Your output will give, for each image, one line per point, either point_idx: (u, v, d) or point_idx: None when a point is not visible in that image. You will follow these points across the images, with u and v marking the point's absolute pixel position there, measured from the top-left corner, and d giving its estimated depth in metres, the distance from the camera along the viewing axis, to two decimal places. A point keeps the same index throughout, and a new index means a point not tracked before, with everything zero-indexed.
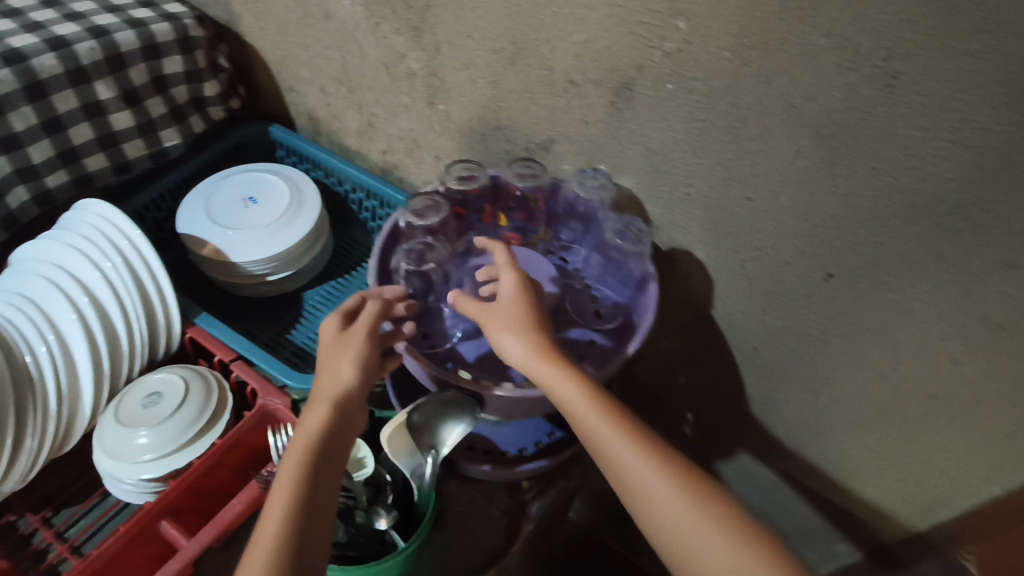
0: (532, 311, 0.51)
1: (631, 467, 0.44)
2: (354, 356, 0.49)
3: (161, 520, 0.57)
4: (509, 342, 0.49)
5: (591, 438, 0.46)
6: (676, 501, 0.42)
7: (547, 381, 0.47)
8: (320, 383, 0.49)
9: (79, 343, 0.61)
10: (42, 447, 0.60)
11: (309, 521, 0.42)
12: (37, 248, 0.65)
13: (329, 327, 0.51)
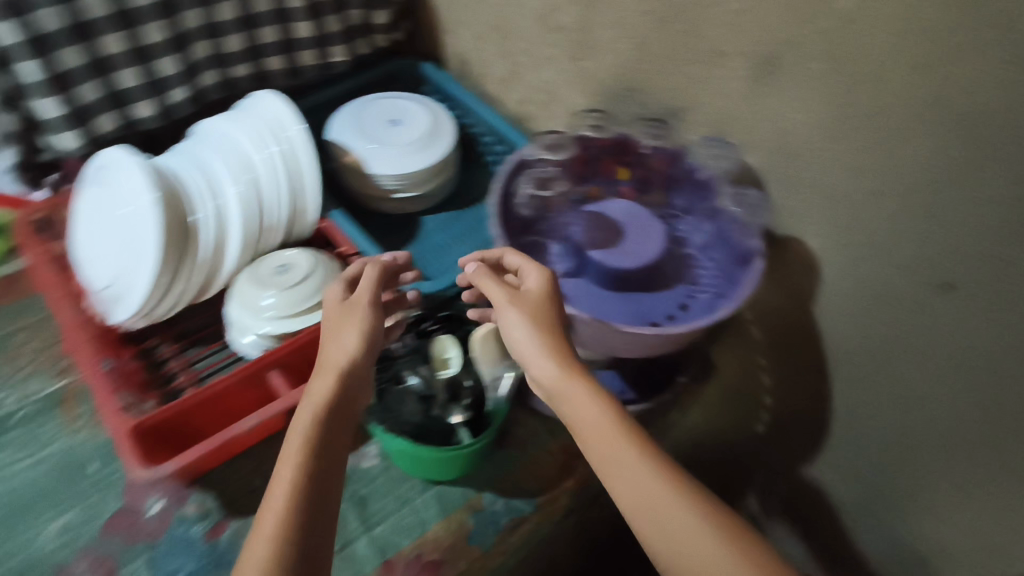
0: (553, 311, 0.53)
1: (638, 472, 0.44)
2: (357, 321, 0.52)
3: (270, 371, 0.65)
4: (527, 337, 0.51)
5: (599, 444, 0.46)
6: (677, 509, 0.42)
7: (565, 388, 0.49)
8: (325, 351, 0.51)
9: (238, 209, 0.70)
10: (189, 289, 0.69)
11: (319, 483, 0.43)
12: (217, 125, 0.75)
13: (331, 297, 0.55)
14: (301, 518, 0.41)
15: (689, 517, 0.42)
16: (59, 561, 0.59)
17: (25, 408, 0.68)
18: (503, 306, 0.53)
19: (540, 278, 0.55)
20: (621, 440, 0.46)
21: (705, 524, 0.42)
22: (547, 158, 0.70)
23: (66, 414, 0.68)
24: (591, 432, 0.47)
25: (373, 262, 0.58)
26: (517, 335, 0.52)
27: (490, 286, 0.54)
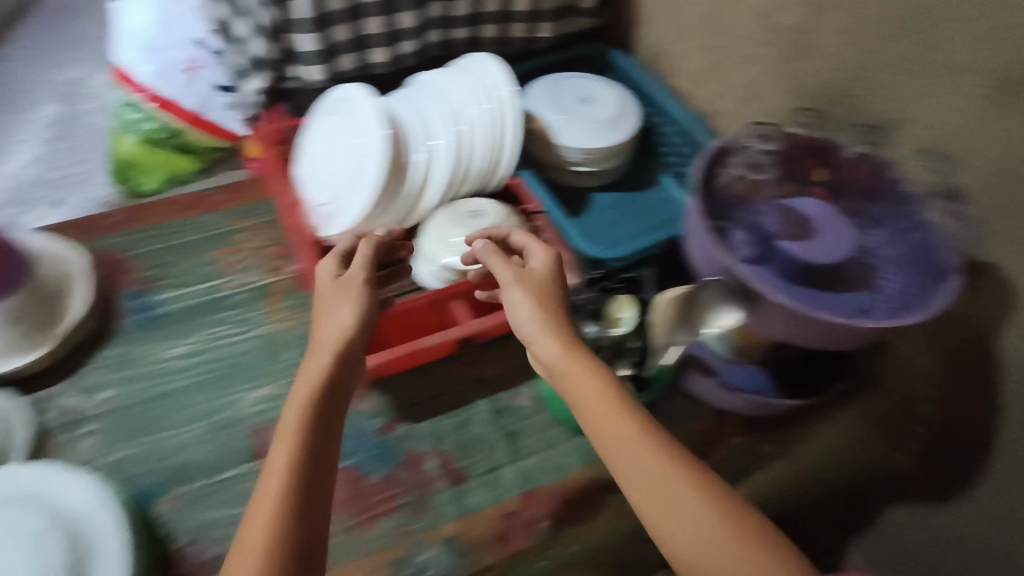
0: (556, 291, 0.58)
1: (632, 448, 0.49)
2: (351, 299, 0.57)
3: (454, 299, 0.72)
4: (531, 318, 0.55)
5: (597, 422, 0.51)
6: (668, 478, 0.47)
7: (568, 367, 0.53)
8: (319, 331, 0.55)
9: (445, 156, 0.77)
10: (391, 220, 0.77)
11: (316, 444, 0.49)
12: (435, 78, 0.82)
13: (324, 274, 0.60)
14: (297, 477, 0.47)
15: (672, 477, 0.47)
16: (262, 421, 0.69)
17: (244, 292, 0.79)
18: (510, 284, 0.57)
19: (544, 257, 0.59)
20: (618, 417, 0.50)
21: (694, 492, 0.47)
22: (755, 145, 0.70)
23: (273, 304, 0.78)
24: (591, 409, 0.51)
25: (367, 239, 0.64)
26: (520, 318, 0.56)
27: (498, 264, 0.58)
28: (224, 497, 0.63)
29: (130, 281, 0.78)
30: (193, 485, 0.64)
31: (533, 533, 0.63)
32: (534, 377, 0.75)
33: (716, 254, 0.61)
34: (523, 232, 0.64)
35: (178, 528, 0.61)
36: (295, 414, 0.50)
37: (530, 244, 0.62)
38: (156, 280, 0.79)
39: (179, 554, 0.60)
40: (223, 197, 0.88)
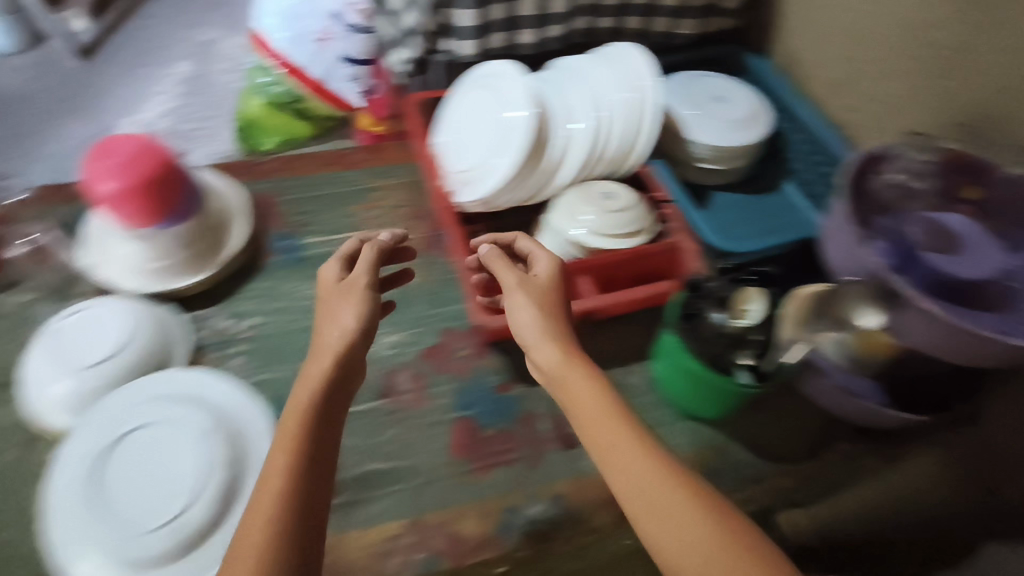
0: (557, 299, 0.60)
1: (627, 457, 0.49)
2: (356, 300, 0.58)
3: (578, 276, 0.76)
4: (533, 326, 0.57)
5: (591, 427, 0.51)
6: (668, 495, 0.46)
7: (569, 375, 0.54)
8: (322, 333, 0.56)
9: (582, 140, 0.80)
10: (523, 195, 0.81)
11: (317, 427, 0.51)
12: (580, 65, 0.85)
13: (329, 275, 0.61)
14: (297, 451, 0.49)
15: (671, 495, 0.46)
16: (392, 364, 0.75)
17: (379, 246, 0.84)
18: (512, 291, 0.60)
19: (547, 266, 0.62)
20: (612, 425, 0.51)
21: (693, 506, 0.46)
22: (912, 154, 0.68)
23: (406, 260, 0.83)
24: (587, 420, 0.52)
25: (371, 243, 0.64)
26: (522, 326, 0.58)
27: (503, 270, 0.60)
28: (358, 427, 0.70)
29: (281, 222, 0.85)
30: None
31: None
32: (645, 359, 0.77)
33: (862, 254, 0.61)
34: (527, 240, 0.67)
35: None
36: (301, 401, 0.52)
37: (535, 251, 0.64)
38: (304, 225, 0.85)
39: None
40: (364, 156, 0.93)
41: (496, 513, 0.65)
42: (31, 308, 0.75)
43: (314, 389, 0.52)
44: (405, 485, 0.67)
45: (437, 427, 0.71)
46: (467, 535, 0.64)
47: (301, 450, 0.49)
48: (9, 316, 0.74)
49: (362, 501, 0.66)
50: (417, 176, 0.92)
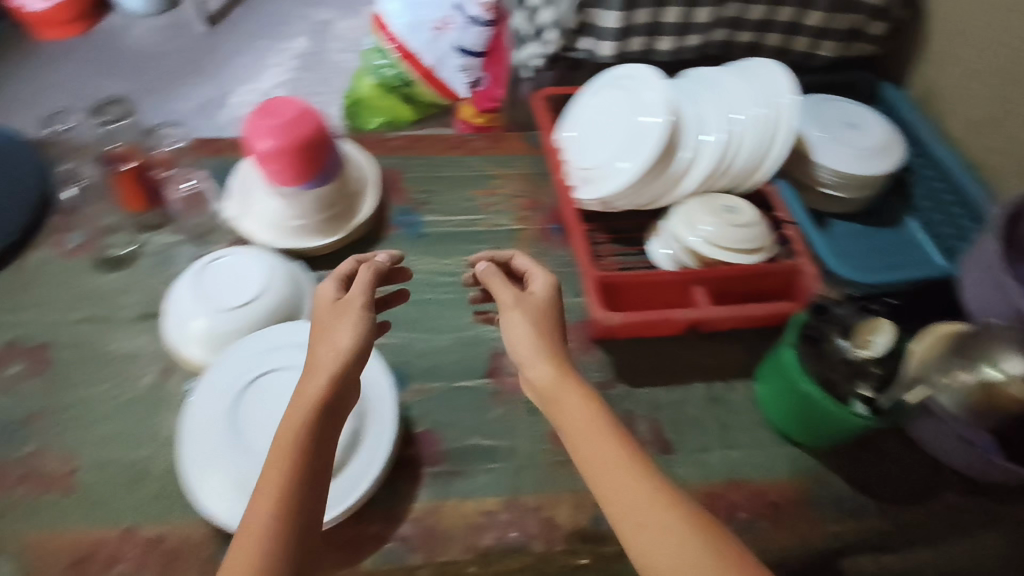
0: (555, 315, 0.57)
1: (626, 482, 0.46)
2: (354, 320, 0.53)
3: (694, 285, 0.75)
4: (531, 344, 0.54)
5: (590, 451, 0.48)
6: (660, 519, 0.43)
7: (561, 393, 0.51)
8: (316, 350, 0.52)
9: (712, 150, 0.80)
10: (645, 199, 0.82)
11: (319, 438, 0.47)
12: (715, 76, 0.86)
13: (325, 294, 0.56)
14: (299, 462, 0.45)
15: (662, 521, 0.43)
16: (500, 347, 0.77)
17: (493, 232, 0.87)
18: (507, 309, 0.57)
19: (546, 285, 0.59)
20: (611, 451, 0.47)
21: (685, 528, 0.43)
22: None
23: (518, 249, 0.85)
24: (577, 440, 0.49)
25: (368, 265, 0.60)
26: (523, 350, 0.54)
27: (498, 288, 0.58)
28: (462, 402, 0.73)
29: (403, 198, 0.89)
30: (437, 383, 0.73)
31: (731, 520, 0.67)
32: (749, 378, 0.77)
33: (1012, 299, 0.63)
34: (524, 261, 0.64)
35: (420, 416, 0.71)
36: (300, 418, 0.47)
37: (533, 269, 0.61)
38: (424, 203, 0.88)
39: (421, 438, 0.69)
40: (484, 144, 0.96)
41: (590, 506, 0.66)
42: (176, 247, 0.80)
43: (310, 413, 0.48)
44: (502, 464, 0.69)
45: (539, 413, 0.72)
46: (560, 522, 0.65)
47: (301, 468, 0.45)
48: (156, 251, 0.79)
49: (461, 473, 0.68)
50: (536, 169, 0.93)
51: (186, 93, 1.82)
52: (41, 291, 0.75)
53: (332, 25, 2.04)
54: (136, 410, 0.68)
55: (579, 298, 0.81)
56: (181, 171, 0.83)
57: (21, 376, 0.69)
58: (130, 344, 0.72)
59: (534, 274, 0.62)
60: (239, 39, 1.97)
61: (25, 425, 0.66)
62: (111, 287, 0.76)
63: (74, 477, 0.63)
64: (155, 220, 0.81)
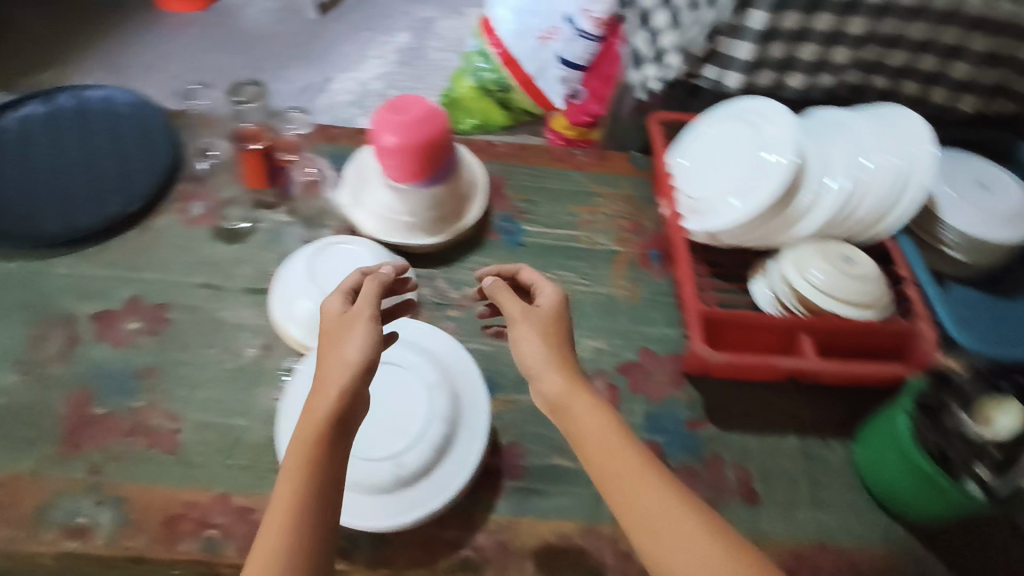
0: (563, 328, 0.56)
1: (642, 488, 0.46)
2: (361, 332, 0.54)
3: (801, 333, 0.71)
4: (541, 355, 0.53)
5: (604, 457, 0.48)
6: (683, 524, 0.44)
7: (572, 403, 0.51)
8: (325, 366, 0.52)
9: (835, 195, 0.77)
10: (757, 236, 0.79)
11: (332, 446, 0.48)
12: (845, 119, 0.82)
13: (332, 308, 0.57)
14: (314, 469, 0.47)
15: (684, 526, 0.44)
16: (590, 368, 0.76)
17: (593, 251, 0.86)
18: (517, 320, 0.56)
19: (553, 298, 0.58)
20: (628, 457, 0.48)
21: (706, 535, 0.43)
22: None
23: (616, 272, 0.84)
24: (592, 446, 0.49)
25: (374, 278, 0.61)
26: (530, 363, 0.53)
27: (507, 298, 0.57)
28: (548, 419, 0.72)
29: (505, 205, 0.89)
30: (525, 397, 0.73)
31: None
32: (847, 437, 0.73)
33: None
34: (532, 273, 0.63)
35: (506, 427, 0.71)
36: (311, 426, 0.48)
37: (542, 281, 0.61)
38: (526, 213, 0.88)
39: (505, 449, 0.69)
40: (590, 161, 0.95)
41: None
42: (287, 228, 0.82)
43: (317, 428, 0.49)
44: (583, 488, 0.68)
45: None
46: (637, 556, 0.64)
47: (315, 473, 0.47)
48: (268, 229, 0.82)
49: (541, 491, 0.67)
50: (640, 192, 0.92)
51: (290, 75, 1.88)
52: (161, 254, 0.79)
53: (434, 23, 2.09)
54: (237, 381, 0.70)
55: (675, 330, 0.80)
56: (303, 158, 0.86)
57: (138, 333, 0.72)
58: (237, 316, 0.75)
59: (541, 286, 0.61)
60: (346, 28, 2.03)
61: (137, 380, 0.69)
62: (224, 259, 0.79)
63: (176, 437, 0.66)
64: (272, 200, 0.84)
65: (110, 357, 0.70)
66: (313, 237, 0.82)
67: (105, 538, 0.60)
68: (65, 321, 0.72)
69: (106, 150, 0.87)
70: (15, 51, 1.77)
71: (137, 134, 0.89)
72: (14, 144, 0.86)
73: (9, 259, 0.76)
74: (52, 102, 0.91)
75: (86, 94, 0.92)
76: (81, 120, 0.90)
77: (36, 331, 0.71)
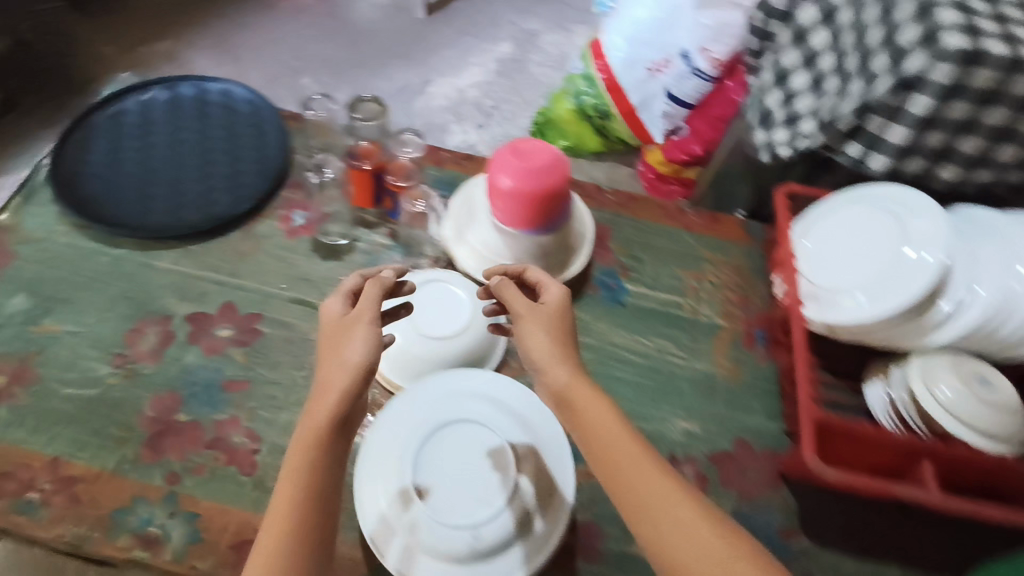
0: (565, 325, 0.60)
1: (637, 470, 0.50)
2: (366, 335, 0.56)
3: (924, 458, 0.64)
4: (546, 351, 0.57)
5: (602, 431, 0.53)
6: (673, 492, 0.49)
7: (577, 387, 0.55)
8: (327, 368, 0.55)
9: (984, 307, 0.68)
10: (886, 339, 0.73)
11: (332, 446, 0.52)
12: (1007, 222, 0.73)
13: (333, 310, 0.59)
14: (315, 469, 0.50)
15: (673, 495, 0.49)
16: (680, 452, 0.71)
17: (694, 321, 0.81)
18: (521, 320, 0.59)
19: (556, 294, 0.62)
20: (623, 433, 0.52)
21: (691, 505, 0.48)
22: None
23: (718, 348, 0.79)
24: (593, 425, 0.53)
25: (377, 279, 0.62)
26: (537, 357, 0.57)
27: (512, 298, 0.60)
28: None
29: (607, 258, 0.85)
30: None
31: None
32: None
33: None
34: (537, 271, 0.66)
35: (584, 502, 0.67)
36: (312, 428, 0.52)
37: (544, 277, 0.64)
38: (629, 269, 0.85)
39: (582, 527, 0.66)
40: (700, 223, 0.91)
41: None
42: (385, 252, 0.82)
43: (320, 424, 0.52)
44: None
45: None
46: None
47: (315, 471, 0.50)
48: (367, 251, 0.81)
49: None
50: (751, 264, 0.87)
51: (390, 74, 1.89)
52: (260, 262, 0.78)
53: (538, 36, 2.06)
54: None
55: (774, 423, 0.74)
56: (415, 189, 0.84)
57: (230, 342, 0.72)
58: None
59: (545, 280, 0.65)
60: (450, 31, 2.02)
61: (224, 391, 0.69)
62: (319, 275, 0.79)
63: (254, 458, 0.65)
64: (374, 220, 0.83)
65: (200, 363, 0.70)
66: (410, 266, 0.80)
67: (173, 553, 0.59)
68: (163, 319, 0.73)
69: (221, 147, 0.87)
70: (138, 19, 1.83)
71: (252, 135, 0.89)
72: (135, 128, 0.86)
73: (118, 246, 0.77)
74: (174, 89, 0.91)
75: (206, 85, 0.92)
76: (200, 112, 0.90)
77: (135, 324, 0.72)
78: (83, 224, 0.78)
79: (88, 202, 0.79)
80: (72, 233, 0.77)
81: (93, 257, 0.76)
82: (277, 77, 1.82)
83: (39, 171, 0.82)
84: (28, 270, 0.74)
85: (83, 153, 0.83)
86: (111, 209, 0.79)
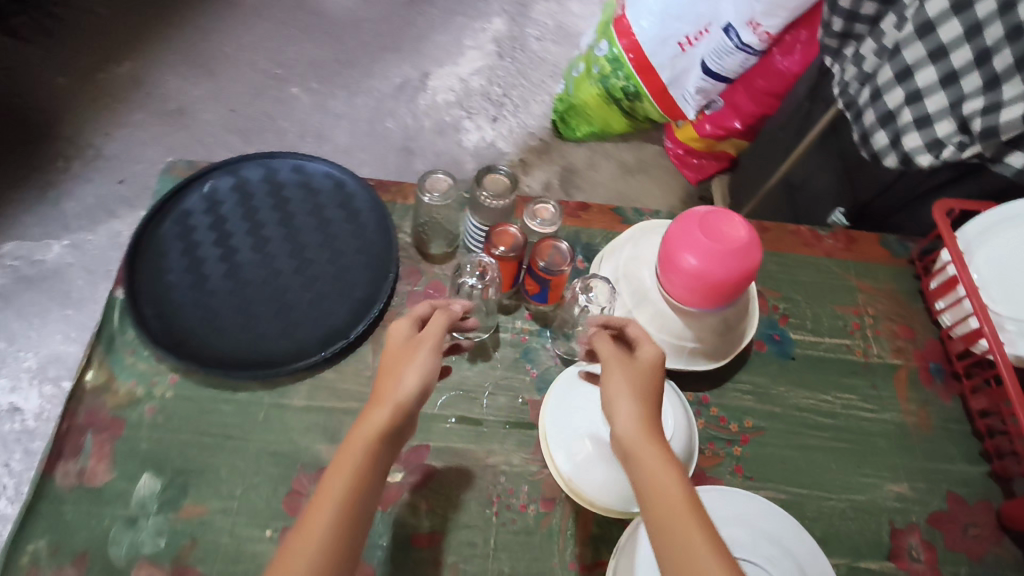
0: (658, 388, 0.54)
1: (696, 552, 0.43)
2: (423, 356, 0.53)
3: None
4: (627, 401, 0.52)
5: (664, 492, 0.46)
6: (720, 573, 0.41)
7: (647, 445, 0.49)
8: (384, 381, 0.51)
9: None
10: None
11: (376, 459, 0.47)
12: None
13: (399, 330, 0.55)
14: (354, 482, 0.45)
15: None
16: (899, 520, 0.68)
17: (868, 365, 0.76)
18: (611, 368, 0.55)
19: (652, 349, 0.56)
20: (681, 500, 0.46)
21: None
22: None
23: (900, 393, 0.75)
24: (658, 484, 0.47)
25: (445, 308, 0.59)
26: (615, 409, 0.52)
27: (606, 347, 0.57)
28: None
29: (765, 307, 0.79)
30: (837, 557, 0.65)
31: None
32: None
33: None
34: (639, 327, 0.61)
35: None
36: (358, 439, 0.47)
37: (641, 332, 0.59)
38: (787, 315, 0.79)
39: None
40: (839, 246, 0.84)
41: None
42: (534, 340, 0.73)
43: (364, 441, 0.47)
44: None
45: None
46: None
47: (351, 484, 0.45)
48: (514, 343, 0.72)
49: None
50: (903, 286, 0.83)
51: (384, 69, 1.69)
52: None
53: (531, 6, 1.87)
54: (528, 546, 0.62)
55: (979, 469, 0.71)
56: (588, 279, 0.69)
57: (404, 488, 0.63)
58: (506, 463, 0.66)
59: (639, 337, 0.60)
60: (437, 12, 1.81)
61: (419, 548, 0.61)
62: (473, 384, 0.70)
63: None
64: (510, 302, 0.75)
65: (382, 519, 0.62)
66: (565, 352, 0.72)
67: None
68: (320, 472, 0.62)
69: (313, 236, 0.74)
70: (83, 39, 1.57)
71: (343, 216, 0.76)
72: (209, 229, 0.72)
73: (240, 389, 0.65)
74: (239, 173, 0.76)
75: (274, 162, 0.78)
76: (276, 197, 0.76)
77: (292, 486, 0.61)
78: (189, 369, 0.65)
79: (186, 338, 0.67)
80: (180, 383, 0.65)
81: (214, 409, 0.64)
82: (261, 89, 1.59)
83: (114, 307, 0.68)
84: (143, 441, 0.62)
85: (157, 273, 0.69)
86: (214, 341, 0.67)
